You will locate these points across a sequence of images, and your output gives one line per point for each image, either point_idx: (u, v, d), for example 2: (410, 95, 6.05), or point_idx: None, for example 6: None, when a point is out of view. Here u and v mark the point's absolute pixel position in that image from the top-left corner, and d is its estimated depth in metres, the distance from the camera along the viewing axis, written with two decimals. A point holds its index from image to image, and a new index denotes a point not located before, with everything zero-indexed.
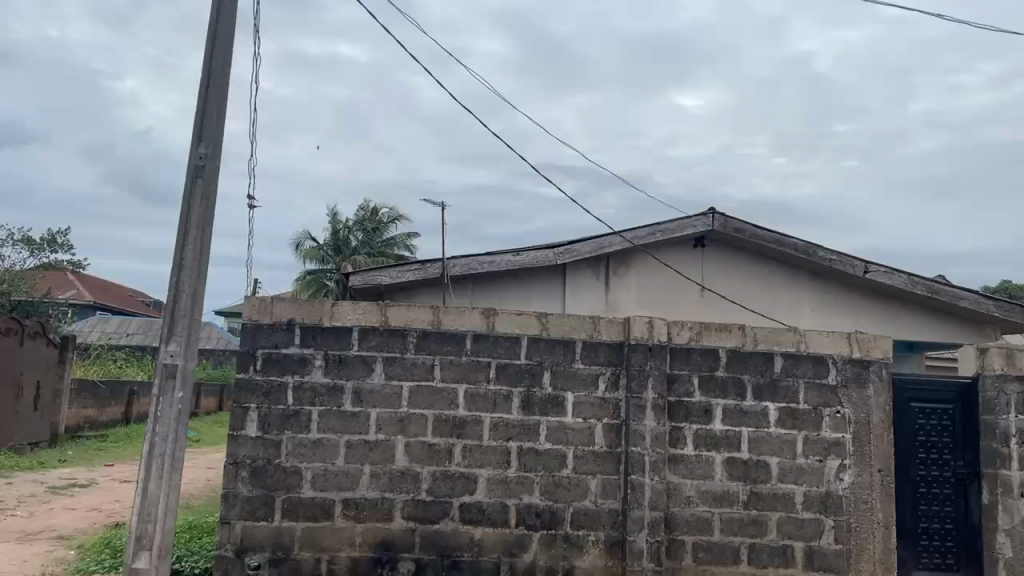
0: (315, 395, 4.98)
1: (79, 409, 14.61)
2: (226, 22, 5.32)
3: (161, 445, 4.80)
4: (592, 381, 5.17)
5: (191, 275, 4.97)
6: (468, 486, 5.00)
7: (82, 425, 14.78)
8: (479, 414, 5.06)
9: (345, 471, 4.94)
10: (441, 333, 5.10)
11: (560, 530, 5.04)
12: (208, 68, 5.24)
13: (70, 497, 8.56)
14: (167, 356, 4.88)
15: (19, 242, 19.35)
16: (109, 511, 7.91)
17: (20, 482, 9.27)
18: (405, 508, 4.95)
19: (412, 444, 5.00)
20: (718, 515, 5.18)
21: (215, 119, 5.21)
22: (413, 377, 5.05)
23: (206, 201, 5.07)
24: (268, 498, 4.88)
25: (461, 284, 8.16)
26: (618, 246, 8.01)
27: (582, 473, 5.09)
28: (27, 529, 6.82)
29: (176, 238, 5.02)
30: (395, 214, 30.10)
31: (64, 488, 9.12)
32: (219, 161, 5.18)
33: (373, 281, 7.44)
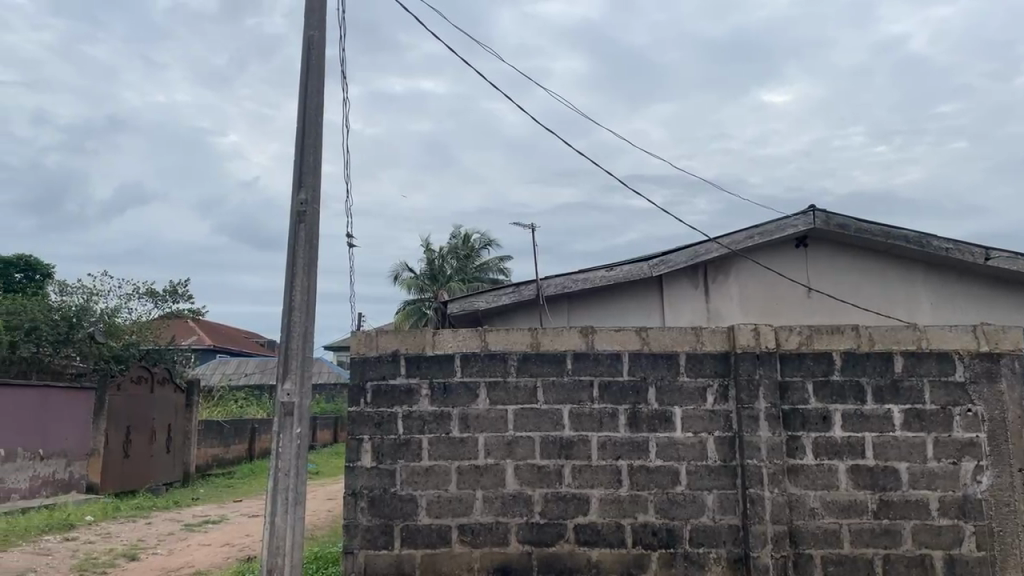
0: (424, 423, 5.09)
1: (207, 449, 15.45)
2: (317, 75, 5.61)
3: (284, 480, 5.01)
4: (699, 394, 5.06)
5: (301, 315, 5.20)
6: (581, 507, 4.97)
7: (211, 464, 15.62)
8: (585, 433, 5.03)
9: (459, 497, 5.01)
10: (542, 355, 5.12)
11: (679, 549, 4.93)
12: (302, 119, 5.53)
13: (203, 534, 9.03)
14: (284, 394, 5.11)
15: (144, 294, 20.78)
16: (240, 545, 8.30)
17: (159, 521, 9.88)
18: (520, 531, 4.97)
19: (521, 467, 5.02)
20: (846, 527, 4.94)
21: (312, 166, 5.46)
22: (517, 400, 5.08)
23: (310, 244, 5.31)
24: (386, 526, 5.00)
25: (557, 304, 8.18)
26: (716, 253, 7.84)
27: (697, 489, 4.97)
28: (169, 566, 7.24)
29: (285, 281, 5.27)
30: (487, 238, 30.57)
31: (199, 525, 9.65)
32: (318, 205, 5.43)
33: (471, 306, 7.58)
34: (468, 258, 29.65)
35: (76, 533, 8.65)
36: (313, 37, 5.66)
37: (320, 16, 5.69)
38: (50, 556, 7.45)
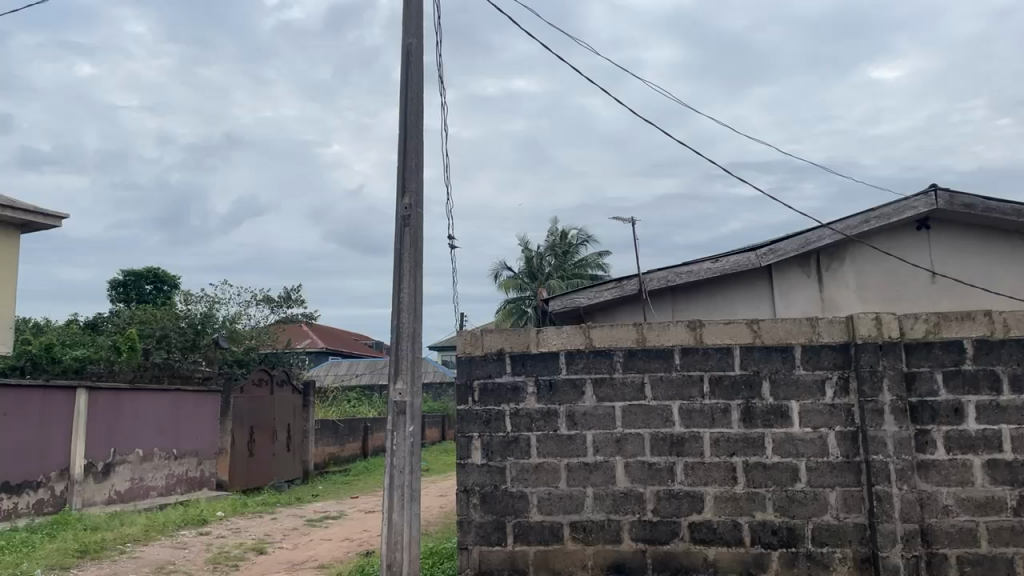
0: (531, 421, 5.12)
1: (324, 447, 16.11)
2: (416, 82, 5.74)
3: (399, 477, 5.16)
4: (817, 387, 4.85)
5: (409, 316, 5.34)
6: (695, 505, 4.87)
7: (328, 462, 16.28)
8: (697, 430, 4.92)
9: (570, 494, 5.01)
10: (649, 350, 5.04)
11: (801, 548, 4.75)
12: (404, 126, 5.67)
13: (325, 529, 9.42)
14: (396, 393, 5.26)
15: (261, 301, 21.89)
16: (359, 540, 8.58)
17: (284, 516, 10.39)
18: (632, 529, 4.92)
19: (632, 464, 4.96)
20: (983, 525, 4.63)
21: (414, 170, 5.59)
22: (624, 397, 5.03)
23: (415, 247, 5.45)
24: (498, 523, 5.06)
25: (661, 298, 8.04)
26: (828, 239, 7.50)
27: (818, 486, 4.77)
28: (294, 560, 7.58)
29: (392, 284, 5.43)
30: (585, 234, 30.43)
31: (320, 520, 10.08)
32: (421, 210, 5.56)
33: (572, 303, 7.56)
34: (566, 255, 29.62)
35: (209, 528, 9.22)
36: (411, 44, 5.79)
37: (417, 23, 5.81)
38: (187, 550, 7.96)
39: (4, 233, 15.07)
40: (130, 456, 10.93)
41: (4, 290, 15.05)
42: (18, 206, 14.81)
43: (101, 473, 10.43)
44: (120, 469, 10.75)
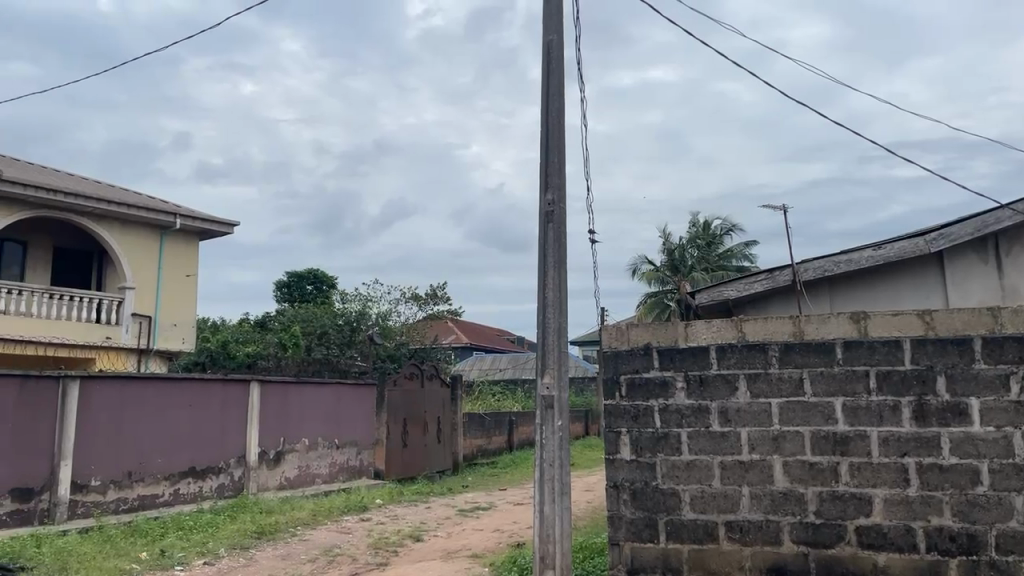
0: (682, 417, 5.02)
1: (472, 439, 16.59)
2: (557, 77, 5.78)
3: (549, 470, 5.23)
4: (1000, 383, 4.44)
5: (554, 311, 5.38)
6: (863, 508, 4.60)
7: (476, 453, 16.76)
8: (863, 428, 4.64)
9: (724, 493, 4.87)
10: (807, 344, 4.81)
11: (983, 556, 4.38)
12: (546, 122, 5.73)
13: (476, 519, 9.72)
14: (544, 388, 5.32)
15: (410, 298, 22.83)
16: (509, 531, 8.77)
17: (437, 506, 10.82)
18: (793, 530, 4.71)
19: (790, 464, 4.75)
20: None
21: (557, 166, 5.63)
22: (781, 393, 4.82)
23: (559, 242, 5.49)
24: (650, 519, 5.01)
25: (817, 289, 7.61)
26: (1008, 221, 6.83)
27: (1003, 490, 4.37)
28: (448, 548, 7.86)
29: (537, 279, 5.50)
30: (729, 224, 29.48)
31: (471, 511, 10.40)
32: (565, 205, 5.59)
33: (720, 296, 7.36)
34: (709, 246, 28.82)
35: (370, 514, 9.76)
36: (552, 40, 5.83)
37: (558, 20, 5.85)
38: (351, 535, 8.46)
39: (185, 240, 16.64)
40: (297, 444, 11.75)
41: (183, 291, 16.58)
42: (196, 215, 16.30)
43: (272, 460, 11.28)
44: (289, 457, 11.58)
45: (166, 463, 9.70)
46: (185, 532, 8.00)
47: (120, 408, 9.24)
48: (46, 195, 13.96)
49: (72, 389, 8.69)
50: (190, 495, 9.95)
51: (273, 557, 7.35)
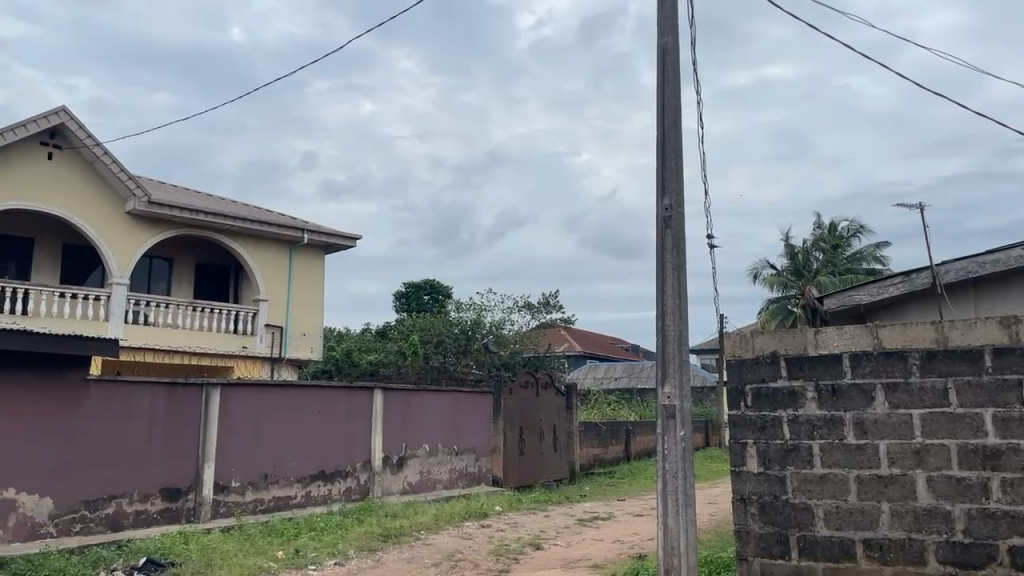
0: (813, 428, 4.79)
1: (588, 448, 16.50)
2: (672, 82, 5.68)
3: (672, 482, 5.12)
4: None
5: (674, 318, 5.27)
6: (1017, 527, 4.24)
7: (593, 463, 16.65)
8: (1017, 442, 4.27)
9: (861, 509, 4.61)
10: (952, 352, 4.47)
11: None
12: (661, 127, 5.64)
13: (595, 529, 9.64)
14: (665, 397, 5.22)
15: (523, 307, 23.01)
16: (630, 543, 8.64)
17: (556, 514, 10.82)
18: (938, 549, 4.40)
19: (935, 479, 4.44)
20: None
21: (673, 171, 5.54)
22: (923, 404, 4.51)
23: (677, 248, 5.38)
24: (781, 535, 4.81)
25: (960, 293, 7.09)
26: None
27: None
28: (569, 558, 7.84)
29: (655, 287, 5.40)
30: (856, 225, 27.98)
31: (590, 521, 10.33)
32: (683, 210, 5.48)
33: (851, 301, 6.98)
34: (836, 249, 27.45)
35: (490, 521, 9.88)
36: (667, 44, 5.74)
37: (672, 21, 5.75)
38: (472, 541, 8.59)
39: (312, 254, 17.47)
40: (418, 450, 12.07)
41: (312, 302, 17.38)
42: (321, 230, 17.11)
43: (396, 465, 11.64)
44: (411, 463, 11.92)
45: (298, 466, 10.20)
46: (317, 533, 8.37)
47: (257, 414, 9.79)
48: (188, 215, 15.06)
49: (214, 395, 9.29)
50: (320, 497, 10.41)
51: (399, 560, 7.58)
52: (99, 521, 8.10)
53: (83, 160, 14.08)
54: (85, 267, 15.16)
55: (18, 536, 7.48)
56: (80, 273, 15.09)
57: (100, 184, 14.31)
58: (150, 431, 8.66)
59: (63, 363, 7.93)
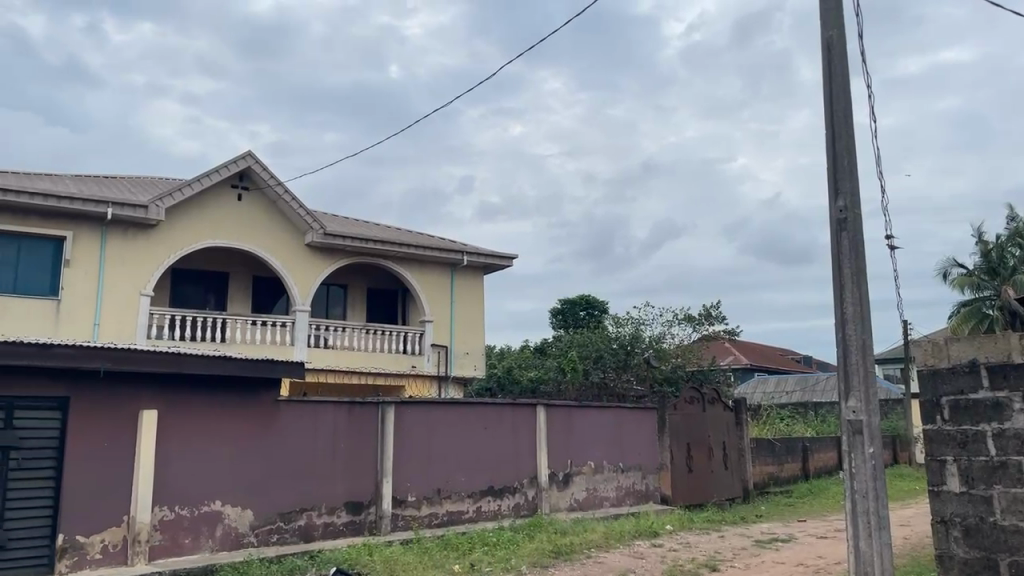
0: (1020, 444, 4.54)
1: (762, 465, 15.73)
2: (840, 76, 5.35)
3: (862, 502, 4.77)
4: None
5: (856, 327, 4.92)
6: None
7: (767, 481, 15.85)
8: None
9: None
10: None
11: None
12: (831, 125, 5.32)
13: (775, 552, 9.15)
14: (850, 412, 4.87)
15: (684, 320, 22.42)
16: (815, 566, 8.13)
17: (731, 535, 10.38)
18: None
19: None
20: None
21: (848, 171, 5.21)
22: None
23: (855, 251, 5.04)
24: (989, 560, 4.61)
25: None
26: None
27: None
28: None
29: (833, 294, 5.08)
30: None
31: (769, 542, 9.81)
32: (859, 211, 5.14)
33: None
34: None
35: (661, 540, 9.66)
36: (832, 37, 5.43)
37: (837, 13, 5.43)
38: (645, 560, 8.44)
39: (473, 275, 18.05)
40: (584, 467, 12.04)
41: (473, 321, 17.88)
42: (481, 252, 17.64)
43: (562, 482, 11.68)
44: (577, 479, 11.92)
45: (469, 481, 10.49)
46: (490, 548, 8.56)
47: (428, 431, 10.18)
48: (359, 243, 16.05)
49: (388, 413, 9.77)
50: (490, 512, 10.66)
51: None
52: (293, 532, 8.75)
53: (267, 199, 15.39)
54: (272, 296, 16.54)
55: (224, 545, 8.23)
56: (268, 303, 16.47)
57: (282, 219, 15.57)
58: (334, 446, 9.25)
59: (257, 386, 8.67)
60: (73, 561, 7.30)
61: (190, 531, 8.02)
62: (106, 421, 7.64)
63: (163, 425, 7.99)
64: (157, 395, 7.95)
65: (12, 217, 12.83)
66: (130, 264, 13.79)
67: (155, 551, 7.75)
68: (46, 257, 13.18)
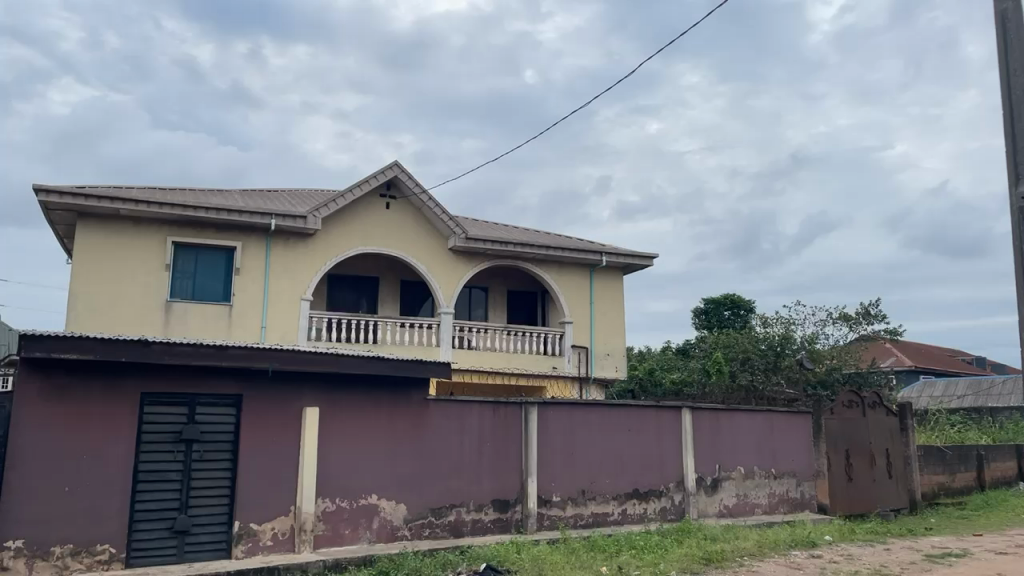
0: None
1: (931, 475, 14.54)
2: (1018, 51, 4.85)
3: None
4: None
5: None
6: None
7: (937, 492, 14.66)
8: None
9: None
10: None
11: None
12: (1008, 105, 4.84)
13: (949, 568, 8.42)
14: None
15: (839, 319, 21.18)
16: None
17: (897, 548, 9.67)
18: None
19: None
20: None
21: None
22: None
23: None
24: None
25: None
26: None
27: None
28: None
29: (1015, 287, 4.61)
30: None
31: (941, 557, 9.05)
32: None
33: None
34: None
35: (820, 551, 9.15)
36: (1006, 9, 4.94)
37: None
38: (802, 571, 8.02)
39: (612, 276, 17.93)
40: (733, 472, 11.64)
41: (614, 322, 17.76)
42: (621, 253, 17.48)
43: (710, 487, 11.34)
44: (727, 485, 11.53)
45: (613, 483, 10.41)
46: (639, 551, 8.45)
47: (572, 432, 10.20)
48: (501, 247, 16.35)
49: (532, 413, 9.88)
50: (636, 515, 10.53)
51: None
52: (443, 527, 9.04)
53: (413, 206, 16.00)
54: (418, 299, 17.18)
55: (381, 537, 8.62)
56: (415, 305, 17.13)
57: (426, 225, 16.15)
58: (480, 445, 9.47)
59: (407, 386, 9.03)
60: (248, 546, 7.91)
61: (350, 523, 8.48)
62: (273, 418, 8.21)
63: (325, 422, 8.49)
64: (318, 394, 8.46)
65: (190, 230, 14.11)
66: (292, 271, 14.78)
67: (319, 541, 8.24)
68: (219, 267, 14.38)
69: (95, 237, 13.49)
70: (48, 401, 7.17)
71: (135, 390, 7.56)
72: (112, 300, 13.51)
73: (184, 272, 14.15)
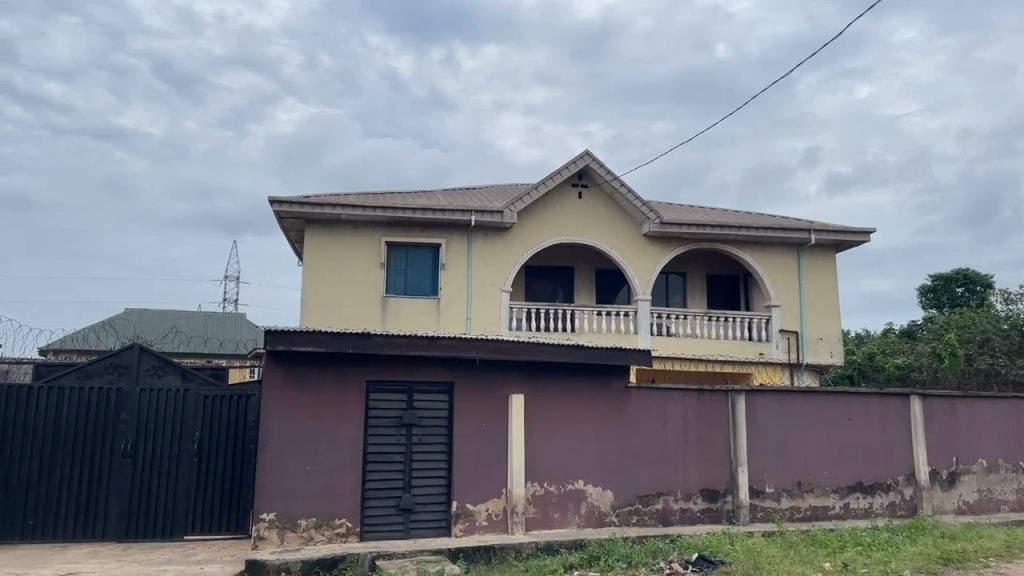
0: None
1: None
2: None
3: None
4: None
5: None
6: None
7: None
8: None
9: None
10: None
11: None
12: None
13: None
14: None
15: None
16: None
17: None
18: None
19: None
20: None
21: None
22: None
23: None
24: None
25: None
26: None
27: None
28: None
29: None
30: None
31: None
32: None
33: None
34: None
35: None
36: None
37: None
38: None
39: (821, 255, 16.77)
40: (975, 466, 10.45)
41: (827, 304, 16.62)
42: (831, 229, 16.29)
43: (947, 482, 10.28)
44: (966, 480, 10.39)
45: (833, 476, 9.75)
46: (866, 548, 7.86)
47: (783, 420, 9.70)
48: (698, 230, 15.88)
49: (740, 401, 9.51)
50: (860, 510, 9.79)
51: None
52: (651, 514, 8.98)
53: (606, 194, 16.00)
54: (615, 287, 17.16)
55: (589, 522, 8.74)
56: (612, 293, 17.13)
57: (620, 212, 16.07)
58: (686, 433, 9.28)
59: (609, 373, 9.06)
60: (465, 525, 8.35)
61: (559, 507, 8.68)
62: (483, 404, 8.60)
63: (531, 408, 8.75)
64: (523, 381, 8.74)
65: (400, 230, 15.13)
66: (492, 264, 15.36)
67: (530, 522, 8.53)
68: (427, 263, 15.30)
69: (320, 241, 14.87)
70: (290, 389, 8.01)
71: (361, 379, 8.26)
72: (337, 297, 14.82)
73: (396, 269, 15.21)
